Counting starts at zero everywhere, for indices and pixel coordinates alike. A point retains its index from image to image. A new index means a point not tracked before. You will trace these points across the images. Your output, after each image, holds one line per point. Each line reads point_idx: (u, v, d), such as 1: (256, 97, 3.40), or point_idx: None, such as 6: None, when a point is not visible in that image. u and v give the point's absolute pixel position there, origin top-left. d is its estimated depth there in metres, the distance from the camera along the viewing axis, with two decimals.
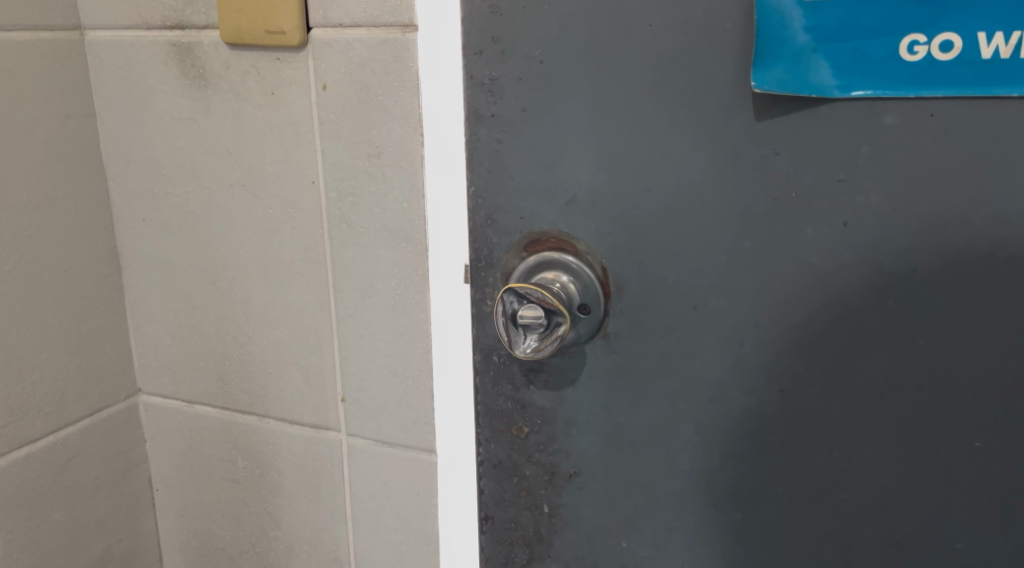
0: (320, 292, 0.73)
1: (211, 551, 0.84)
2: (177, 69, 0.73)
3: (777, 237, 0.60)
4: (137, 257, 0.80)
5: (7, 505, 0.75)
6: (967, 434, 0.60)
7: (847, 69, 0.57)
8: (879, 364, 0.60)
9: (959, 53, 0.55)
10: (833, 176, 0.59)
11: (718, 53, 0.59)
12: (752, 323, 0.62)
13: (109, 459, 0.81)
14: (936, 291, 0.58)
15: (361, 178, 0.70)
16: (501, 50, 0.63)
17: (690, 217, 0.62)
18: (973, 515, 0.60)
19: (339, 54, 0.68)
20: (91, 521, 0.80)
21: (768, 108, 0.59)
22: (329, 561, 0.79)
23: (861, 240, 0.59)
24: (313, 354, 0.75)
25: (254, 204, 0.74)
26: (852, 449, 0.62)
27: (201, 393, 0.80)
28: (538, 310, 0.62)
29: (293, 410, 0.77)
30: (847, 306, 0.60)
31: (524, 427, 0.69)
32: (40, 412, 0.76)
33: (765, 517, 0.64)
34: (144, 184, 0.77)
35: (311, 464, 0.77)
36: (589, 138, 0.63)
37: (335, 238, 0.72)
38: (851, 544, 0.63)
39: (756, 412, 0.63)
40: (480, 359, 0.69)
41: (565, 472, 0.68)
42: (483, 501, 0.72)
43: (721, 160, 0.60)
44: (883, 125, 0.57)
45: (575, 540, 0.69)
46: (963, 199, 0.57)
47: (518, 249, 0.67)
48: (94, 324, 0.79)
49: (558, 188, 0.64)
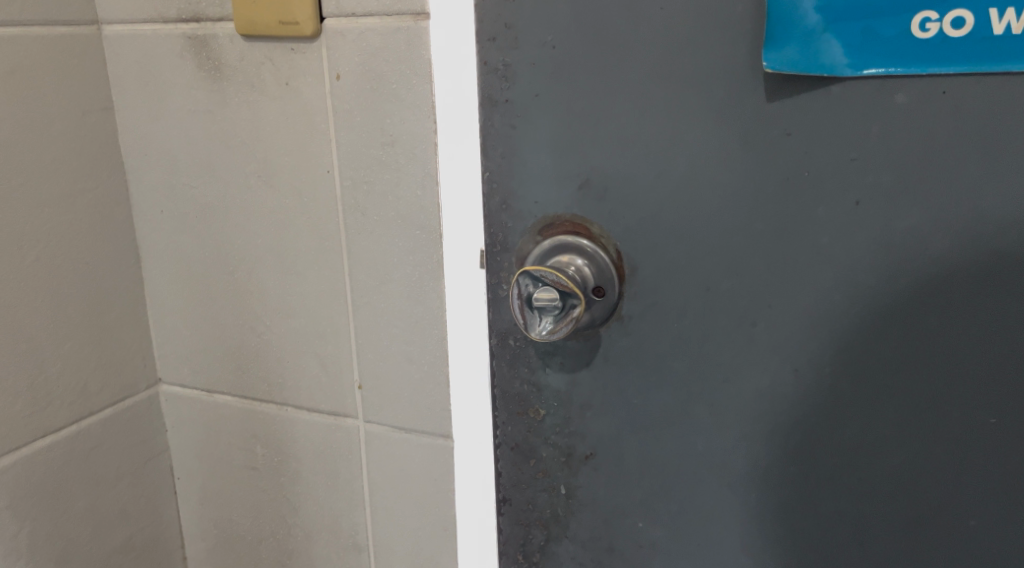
0: (336, 281, 0.74)
1: (232, 539, 0.85)
2: (193, 62, 0.74)
3: (789, 217, 0.61)
4: (156, 249, 0.81)
5: (33, 494, 0.76)
6: (982, 411, 0.60)
7: (859, 48, 0.57)
8: (893, 343, 0.60)
9: (970, 29, 0.55)
10: (844, 156, 0.59)
11: (729, 35, 0.59)
12: (765, 304, 0.62)
13: (130, 449, 0.82)
14: (949, 268, 0.59)
15: (375, 166, 0.70)
16: (514, 36, 0.64)
17: (703, 199, 0.62)
18: (988, 493, 0.60)
19: (352, 43, 0.68)
20: (114, 509, 0.81)
21: (780, 88, 0.59)
22: (347, 547, 0.80)
23: (873, 219, 0.59)
24: (329, 342, 0.76)
25: (270, 193, 0.74)
26: (866, 427, 0.62)
27: (219, 382, 0.81)
28: (553, 292, 0.62)
29: (311, 398, 0.78)
30: (860, 286, 0.60)
31: (541, 410, 0.70)
32: (63, 402, 0.77)
33: (780, 495, 0.65)
34: (161, 176, 0.78)
35: (329, 451, 0.78)
36: (602, 122, 0.63)
37: (350, 227, 0.72)
38: (866, 522, 0.63)
39: (770, 392, 0.63)
40: (497, 342, 0.70)
41: (582, 453, 0.69)
42: (501, 483, 0.72)
43: (733, 141, 0.61)
44: (894, 103, 0.57)
45: (592, 521, 0.70)
46: (975, 176, 0.57)
47: (533, 233, 0.67)
48: (115, 315, 0.80)
49: (570, 172, 0.65)
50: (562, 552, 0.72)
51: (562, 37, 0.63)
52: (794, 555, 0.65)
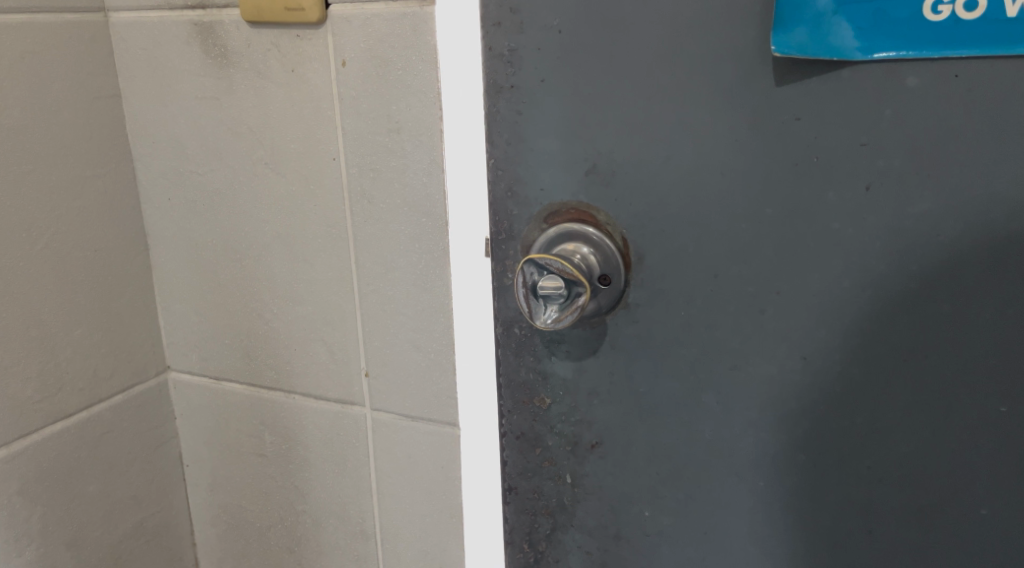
0: (343, 268, 0.74)
1: (242, 525, 0.85)
2: (199, 48, 0.74)
3: (798, 202, 0.60)
4: (164, 236, 0.81)
5: (44, 479, 0.76)
6: (992, 399, 0.59)
7: (870, 30, 0.56)
8: (903, 330, 0.60)
9: (983, 11, 0.54)
10: (855, 141, 0.58)
11: (738, 19, 0.58)
12: (773, 290, 0.62)
13: (140, 435, 0.83)
14: (961, 253, 0.58)
15: (381, 153, 0.70)
16: (519, 21, 0.63)
17: (710, 184, 0.61)
18: (999, 482, 0.59)
19: (358, 30, 0.68)
20: (125, 494, 0.82)
21: (789, 73, 0.58)
22: (356, 534, 0.80)
23: (884, 205, 0.58)
24: (337, 330, 0.76)
25: (277, 181, 0.74)
26: (875, 415, 0.61)
27: (228, 369, 0.81)
28: (558, 280, 0.62)
29: (318, 385, 0.78)
30: (870, 272, 0.59)
31: (547, 399, 0.69)
32: (74, 388, 0.77)
33: (788, 483, 0.64)
34: (169, 164, 0.78)
35: (337, 437, 0.78)
36: (609, 108, 0.62)
37: (357, 214, 0.72)
38: (874, 511, 0.62)
39: (778, 380, 0.63)
40: (502, 331, 0.69)
41: (587, 442, 0.69)
42: (507, 472, 0.72)
43: (742, 126, 0.60)
44: (906, 87, 0.56)
45: (599, 509, 0.70)
46: (988, 160, 0.56)
47: (539, 221, 0.66)
48: (124, 301, 0.80)
49: (576, 158, 0.64)
50: (568, 541, 0.71)
51: (569, 21, 0.62)
52: (801, 544, 0.65)
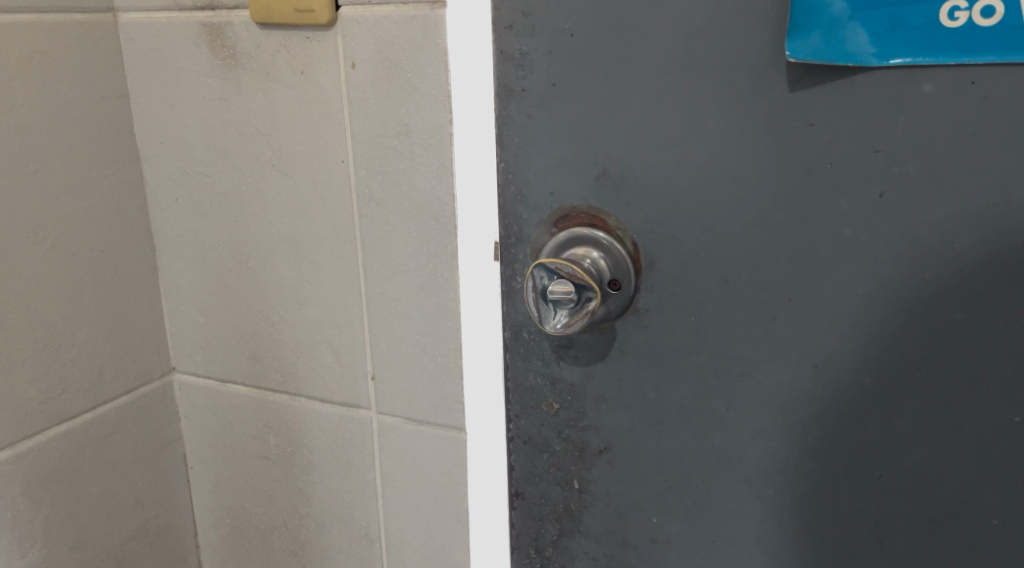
0: (350, 271, 0.73)
1: (245, 527, 0.85)
2: (208, 49, 0.73)
3: (810, 209, 0.59)
4: (170, 237, 0.80)
5: (48, 480, 0.76)
6: (1005, 409, 0.58)
7: (885, 36, 0.56)
8: (915, 338, 0.59)
9: (1000, 18, 0.53)
10: (869, 147, 0.58)
11: (751, 23, 0.58)
12: (785, 297, 0.61)
13: (144, 437, 0.82)
14: (975, 261, 0.57)
15: (390, 155, 0.70)
16: (531, 24, 0.63)
17: (721, 190, 0.61)
18: (1010, 493, 0.59)
19: (367, 32, 0.68)
20: (129, 496, 0.81)
21: (803, 78, 0.58)
22: (360, 538, 0.79)
23: (897, 212, 0.58)
24: (342, 334, 0.75)
25: (285, 182, 0.74)
26: (886, 424, 0.61)
27: (233, 371, 0.81)
28: (568, 285, 0.61)
29: (323, 388, 0.77)
30: (883, 280, 0.59)
31: (555, 404, 0.69)
32: (79, 389, 0.77)
33: (798, 492, 0.64)
34: (177, 165, 0.78)
35: (343, 441, 0.78)
36: (620, 112, 0.62)
37: (364, 216, 0.72)
38: (884, 520, 0.62)
39: (789, 387, 0.62)
40: (511, 336, 0.69)
41: (595, 448, 0.68)
42: (514, 477, 0.72)
43: (755, 131, 0.59)
44: (921, 93, 0.56)
45: (606, 515, 0.69)
46: (1003, 167, 0.56)
47: (549, 225, 0.66)
48: (130, 302, 0.80)
49: (587, 163, 0.64)
50: (575, 546, 0.71)
51: (581, 24, 0.61)
52: (810, 552, 0.64)
